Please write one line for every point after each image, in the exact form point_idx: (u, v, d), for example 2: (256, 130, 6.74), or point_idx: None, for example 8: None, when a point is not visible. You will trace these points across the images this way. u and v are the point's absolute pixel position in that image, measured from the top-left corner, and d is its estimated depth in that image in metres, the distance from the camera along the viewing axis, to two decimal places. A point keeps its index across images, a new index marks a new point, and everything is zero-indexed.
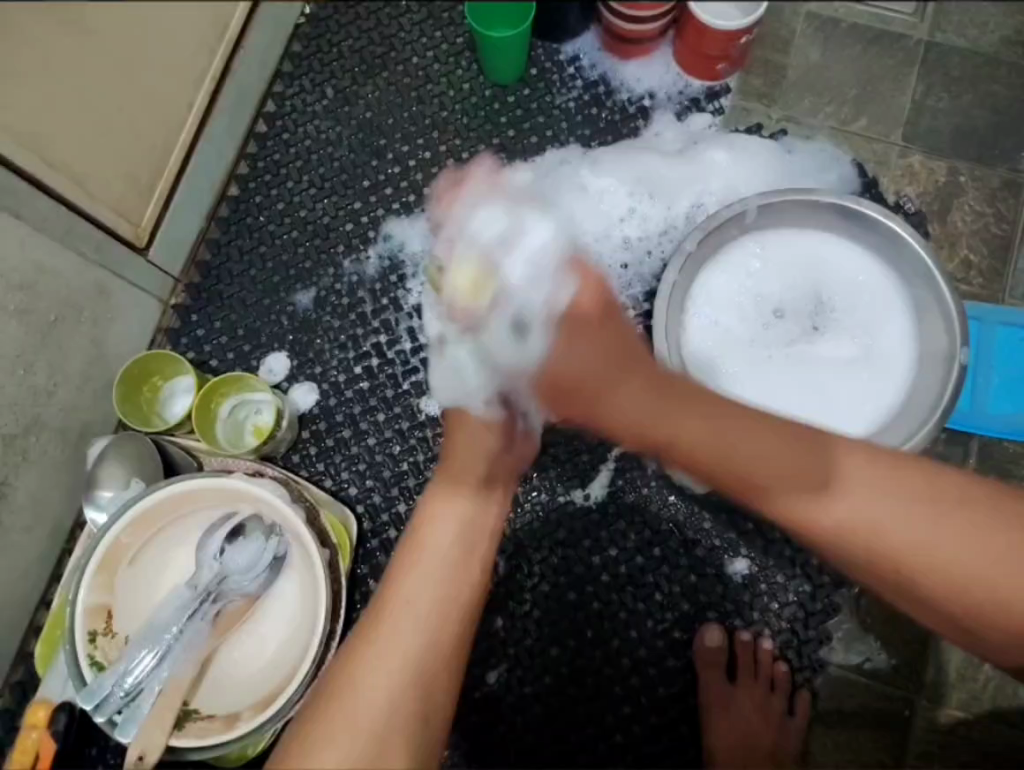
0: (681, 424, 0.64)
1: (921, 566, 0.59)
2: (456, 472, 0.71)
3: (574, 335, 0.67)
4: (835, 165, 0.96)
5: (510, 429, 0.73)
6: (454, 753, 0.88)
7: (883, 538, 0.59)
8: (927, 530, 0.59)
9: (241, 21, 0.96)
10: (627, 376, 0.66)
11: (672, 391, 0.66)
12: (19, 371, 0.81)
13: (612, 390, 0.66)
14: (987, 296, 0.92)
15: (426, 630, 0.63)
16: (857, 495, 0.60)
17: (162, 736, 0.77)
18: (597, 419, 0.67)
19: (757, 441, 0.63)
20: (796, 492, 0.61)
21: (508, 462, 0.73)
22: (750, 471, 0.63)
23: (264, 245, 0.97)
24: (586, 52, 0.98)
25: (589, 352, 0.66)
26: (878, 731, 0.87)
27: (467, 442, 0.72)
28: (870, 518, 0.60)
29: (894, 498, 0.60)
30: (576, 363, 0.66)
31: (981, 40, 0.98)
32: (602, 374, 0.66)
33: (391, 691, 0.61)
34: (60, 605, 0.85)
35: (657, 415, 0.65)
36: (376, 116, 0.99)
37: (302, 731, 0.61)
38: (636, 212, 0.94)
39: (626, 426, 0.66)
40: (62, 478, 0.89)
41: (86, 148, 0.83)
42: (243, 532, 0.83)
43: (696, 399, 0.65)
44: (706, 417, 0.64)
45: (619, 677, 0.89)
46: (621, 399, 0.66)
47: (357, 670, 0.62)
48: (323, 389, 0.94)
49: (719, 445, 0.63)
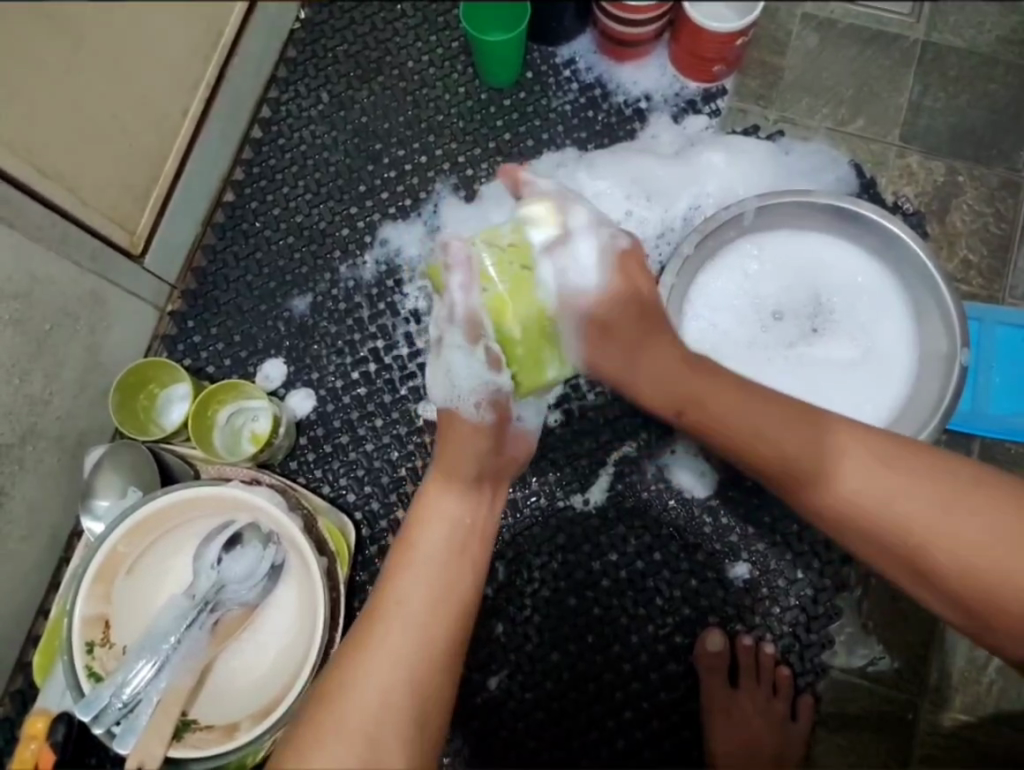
0: (703, 393, 0.68)
1: (918, 536, 0.60)
2: (450, 475, 0.69)
3: (611, 304, 0.69)
4: (832, 166, 0.95)
5: (502, 428, 0.70)
6: (455, 760, 0.88)
7: (876, 503, 0.61)
8: (926, 502, 0.60)
9: (234, 33, 0.96)
10: (653, 345, 0.70)
11: (696, 361, 0.70)
12: (15, 380, 0.80)
13: (644, 358, 0.70)
14: (987, 295, 0.92)
15: (425, 630, 0.63)
16: (849, 465, 0.62)
17: (160, 746, 0.76)
18: (626, 385, 0.72)
19: (765, 410, 0.66)
20: (794, 460, 0.64)
21: (505, 464, 0.72)
22: (751, 439, 0.66)
23: (261, 251, 0.97)
24: (582, 55, 0.98)
25: (623, 315, 0.70)
26: (882, 735, 0.87)
27: (456, 446, 0.69)
28: (861, 486, 0.61)
29: (887, 470, 0.61)
30: (613, 324, 0.69)
31: (978, 40, 0.97)
32: (634, 342, 0.70)
33: (391, 691, 0.60)
34: (58, 613, 0.84)
35: (692, 381, 0.69)
36: (372, 121, 0.99)
37: (300, 730, 0.61)
38: (634, 214, 0.93)
39: (659, 392, 0.70)
40: (59, 486, 0.88)
41: (81, 158, 0.83)
42: (241, 541, 0.83)
43: (707, 370, 0.69)
44: (719, 386, 0.68)
45: (620, 683, 0.89)
46: (651, 365, 0.70)
47: (350, 671, 0.61)
48: (320, 395, 0.93)
49: (725, 408, 0.67)
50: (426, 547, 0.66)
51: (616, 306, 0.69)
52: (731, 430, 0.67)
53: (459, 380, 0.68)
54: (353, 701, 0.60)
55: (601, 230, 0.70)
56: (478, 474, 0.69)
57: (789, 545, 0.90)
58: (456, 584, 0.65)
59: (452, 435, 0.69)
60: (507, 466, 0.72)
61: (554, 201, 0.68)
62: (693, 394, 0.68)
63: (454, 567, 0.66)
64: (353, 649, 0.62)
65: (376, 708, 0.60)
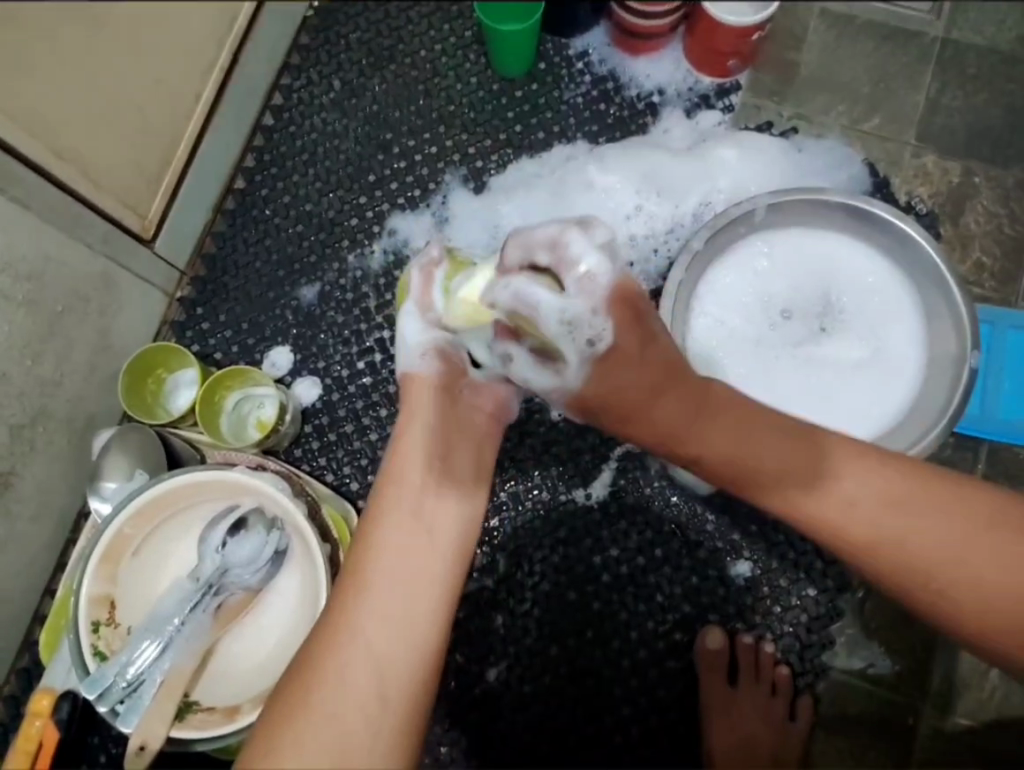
0: (713, 436, 0.61)
1: (930, 566, 0.60)
2: (411, 435, 0.68)
3: (605, 370, 0.59)
4: (846, 165, 0.94)
5: (456, 385, 0.70)
6: (453, 749, 0.88)
7: (888, 539, 0.60)
8: (947, 538, 0.60)
9: (248, 18, 0.96)
10: (663, 385, 0.60)
11: (706, 400, 0.61)
12: (27, 362, 0.81)
13: (654, 401, 0.60)
14: (1000, 298, 0.91)
15: (406, 631, 0.60)
16: (863, 498, 0.61)
17: (162, 725, 0.77)
18: (619, 427, 0.62)
19: (763, 431, 0.61)
20: (791, 492, 0.62)
21: (468, 427, 0.70)
22: (758, 474, 0.62)
23: (270, 238, 0.97)
24: (595, 47, 0.97)
25: (636, 363, 0.59)
26: (881, 738, 0.87)
27: (414, 411, 0.69)
28: (869, 517, 0.61)
29: (901, 502, 0.61)
30: (614, 385, 0.60)
31: (998, 38, 0.96)
32: (639, 397, 0.60)
33: (365, 696, 0.58)
34: (65, 593, 0.86)
35: (694, 426, 0.61)
36: (384, 109, 0.99)
37: (272, 725, 0.59)
38: (643, 209, 0.93)
39: (657, 435, 0.61)
40: (68, 468, 0.89)
41: (94, 141, 0.83)
42: (244, 526, 0.84)
43: (702, 398, 0.61)
44: (722, 422, 0.61)
45: (619, 678, 0.89)
46: (656, 414, 0.60)
47: (323, 672, 0.59)
48: (326, 384, 0.94)
49: (732, 441, 0.61)
50: (386, 533, 0.63)
51: (604, 384, 0.60)
52: (738, 468, 0.62)
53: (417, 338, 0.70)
54: (336, 693, 0.58)
55: (573, 320, 0.58)
56: (435, 450, 0.68)
57: (791, 545, 0.90)
58: (419, 571, 0.63)
59: (408, 396, 0.70)
60: (477, 431, 0.70)
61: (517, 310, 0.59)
62: (697, 439, 0.61)
63: (412, 553, 0.63)
64: (332, 632, 0.60)
65: (356, 701, 0.58)
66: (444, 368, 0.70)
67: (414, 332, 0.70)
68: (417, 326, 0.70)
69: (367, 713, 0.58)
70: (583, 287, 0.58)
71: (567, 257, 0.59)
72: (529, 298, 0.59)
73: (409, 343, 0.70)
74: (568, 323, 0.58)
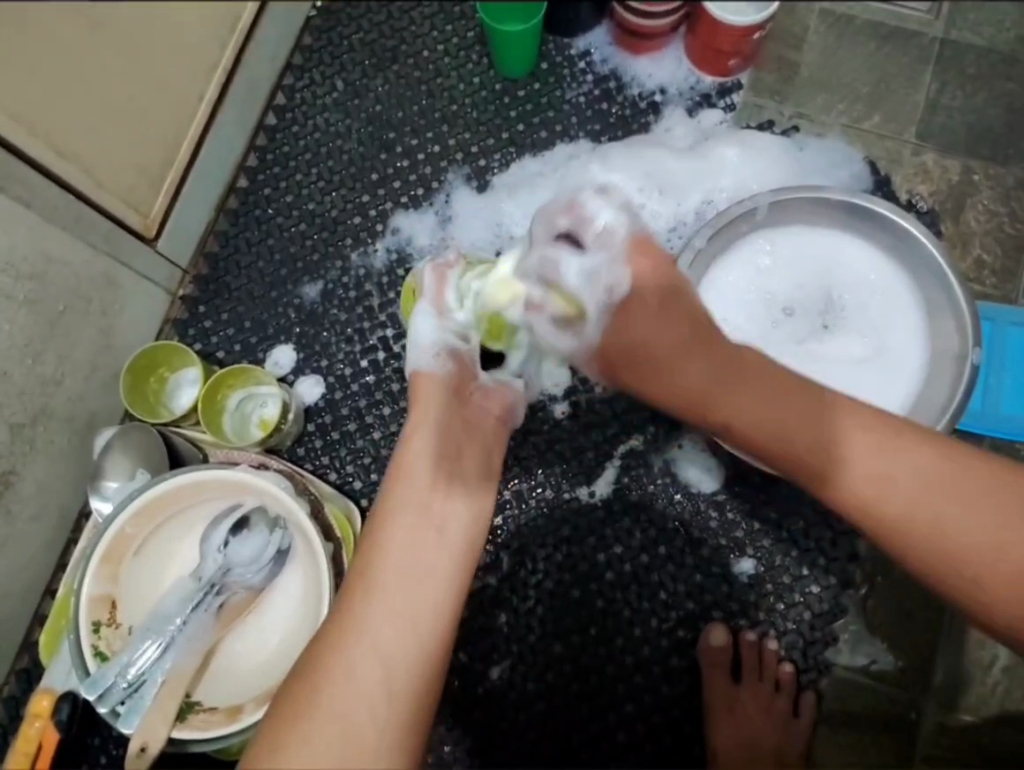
0: (735, 398, 0.65)
1: (963, 545, 0.59)
2: (422, 432, 0.70)
3: (627, 323, 0.69)
4: (847, 164, 0.95)
5: (465, 387, 0.74)
6: (456, 749, 0.88)
7: (920, 516, 0.60)
8: (965, 514, 0.59)
9: (251, 18, 0.96)
10: (693, 350, 0.67)
11: (731, 357, 0.67)
12: (28, 360, 0.81)
13: (681, 362, 0.67)
14: (1000, 296, 0.92)
15: (412, 629, 0.62)
16: (897, 475, 0.61)
17: (164, 727, 0.76)
18: (647, 389, 0.69)
19: (792, 403, 0.64)
20: (822, 461, 0.63)
21: (476, 428, 0.74)
22: (791, 440, 0.63)
23: (272, 238, 0.97)
24: (597, 47, 0.98)
25: (674, 322, 0.68)
26: (885, 735, 0.86)
27: (423, 410, 0.71)
28: (902, 493, 0.61)
29: (932, 479, 0.61)
30: (635, 334, 0.69)
31: (996, 39, 0.97)
32: (669, 355, 0.68)
33: (375, 695, 0.59)
34: (65, 594, 0.85)
35: (716, 383, 0.66)
36: (386, 109, 0.99)
37: (277, 729, 0.59)
38: (646, 207, 0.93)
39: (683, 396, 0.68)
40: (69, 467, 0.89)
41: (96, 139, 0.83)
42: (247, 526, 0.83)
43: (736, 365, 0.66)
44: (754, 386, 0.65)
45: (623, 676, 0.89)
46: (681, 375, 0.67)
47: (330, 674, 0.60)
48: (329, 382, 0.94)
49: (767, 404, 0.64)
50: (393, 534, 0.65)
51: (624, 338, 0.69)
52: (768, 433, 0.64)
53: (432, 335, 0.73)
54: (341, 693, 0.59)
55: (593, 271, 0.69)
56: (447, 449, 0.70)
57: (795, 542, 0.90)
58: (430, 569, 0.64)
59: (419, 392, 0.72)
60: (484, 432, 0.74)
61: (546, 278, 0.71)
62: (726, 400, 0.65)
63: (423, 550, 0.65)
64: (340, 632, 0.62)
65: (363, 700, 0.59)
66: (455, 368, 0.73)
67: (427, 331, 0.73)
68: (431, 326, 0.74)
69: (374, 713, 0.59)
70: (602, 243, 0.70)
71: (582, 216, 0.71)
72: (553, 261, 0.70)
73: (421, 342, 0.73)
74: (587, 276, 0.69)
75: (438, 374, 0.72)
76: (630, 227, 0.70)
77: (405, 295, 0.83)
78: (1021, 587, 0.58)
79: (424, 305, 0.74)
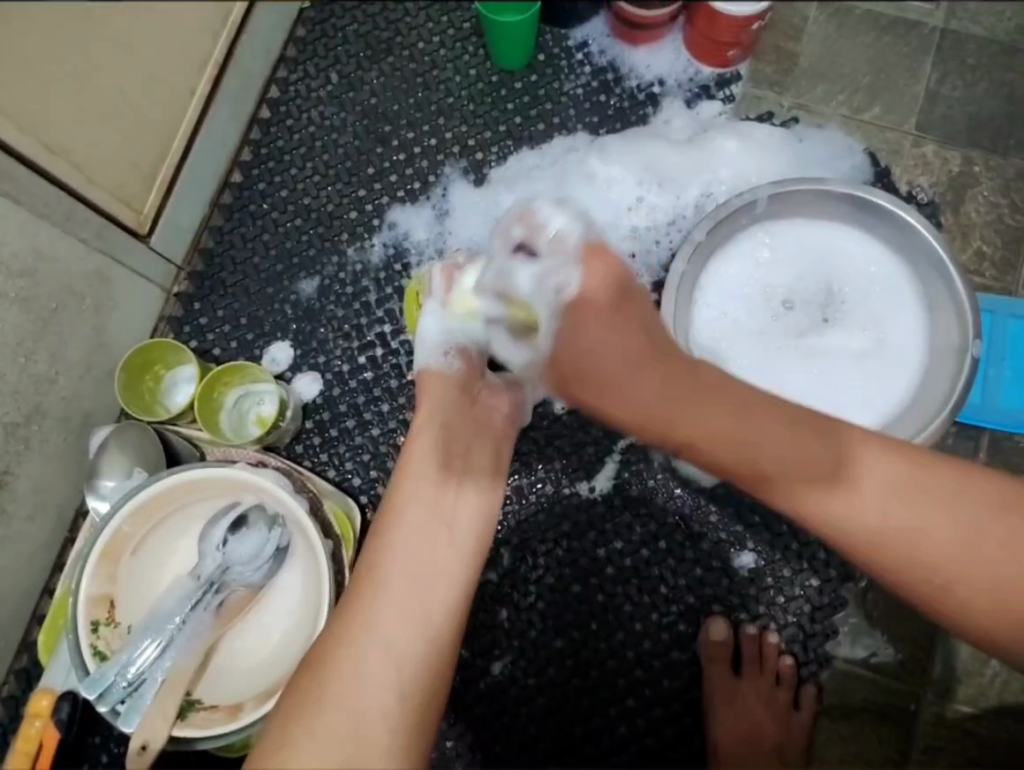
0: (697, 422, 0.62)
1: (935, 560, 0.59)
2: (428, 430, 0.71)
3: (578, 330, 0.66)
4: (847, 155, 0.94)
5: (474, 387, 0.76)
6: (458, 744, 0.88)
7: (893, 531, 0.60)
8: (951, 533, 0.59)
9: (242, 11, 0.95)
10: (645, 360, 0.64)
11: (694, 382, 0.63)
12: (20, 358, 0.80)
13: (634, 375, 0.64)
14: (1000, 288, 0.91)
15: (419, 622, 0.62)
16: (875, 493, 0.60)
17: (165, 724, 0.75)
18: (606, 408, 0.65)
19: (766, 427, 0.61)
20: (789, 478, 0.61)
21: (484, 427, 0.75)
22: (757, 460, 0.61)
23: (268, 233, 0.96)
24: (595, 38, 0.97)
25: (625, 333, 0.65)
26: (885, 727, 0.87)
27: (431, 407, 0.73)
28: (874, 509, 0.60)
29: (903, 493, 0.60)
30: (586, 342, 0.66)
31: (997, 28, 0.96)
32: (617, 371, 0.64)
33: (381, 691, 0.59)
34: (63, 593, 0.85)
35: (672, 406, 0.63)
36: (382, 102, 0.98)
37: (282, 726, 0.59)
38: (644, 201, 0.93)
39: (641, 416, 0.64)
40: (64, 466, 0.88)
41: (87, 134, 0.82)
42: (246, 523, 0.83)
43: (693, 378, 0.63)
44: (719, 403, 0.62)
45: (624, 670, 0.89)
46: (632, 392, 0.64)
47: (338, 669, 0.60)
48: (326, 379, 0.93)
49: (733, 421, 0.62)
50: (400, 530, 0.66)
51: (585, 345, 0.66)
52: (733, 455, 0.62)
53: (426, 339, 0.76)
54: (348, 690, 0.59)
55: (543, 274, 0.69)
56: (455, 447, 0.71)
57: (795, 535, 0.90)
58: (435, 565, 0.65)
59: (425, 390, 0.74)
60: (493, 430, 0.75)
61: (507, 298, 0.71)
62: (681, 422, 0.63)
63: (429, 548, 0.65)
64: (347, 631, 0.62)
65: (370, 698, 0.59)
66: (463, 367, 0.75)
67: (433, 331, 0.75)
68: (437, 324, 0.75)
69: (381, 713, 0.59)
70: (555, 248, 0.70)
71: (535, 224, 0.71)
72: (508, 275, 0.71)
73: (427, 340, 0.76)
74: (537, 282, 0.69)
75: (445, 371, 0.75)
76: (585, 234, 0.70)
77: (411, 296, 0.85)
78: (996, 600, 0.58)
79: (431, 303, 0.76)
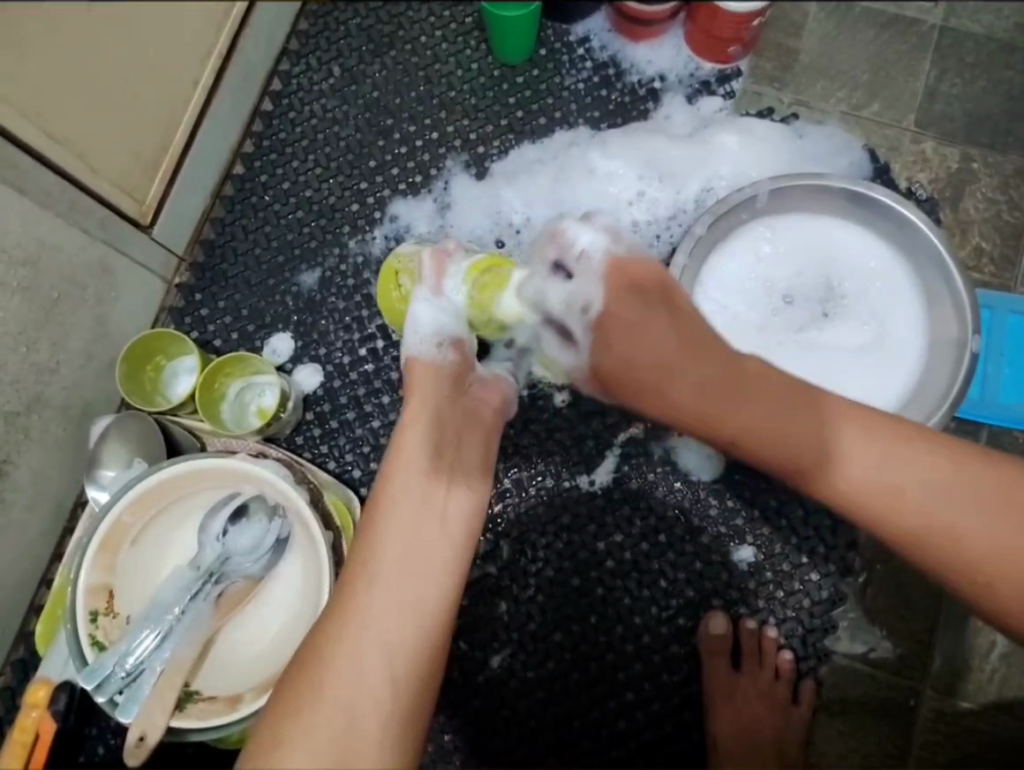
0: (743, 414, 0.62)
1: (976, 557, 0.59)
2: (418, 423, 0.70)
3: (610, 343, 0.66)
4: (847, 151, 0.95)
5: (465, 378, 0.75)
6: (455, 737, 0.88)
7: (933, 523, 0.60)
8: (988, 526, 0.59)
9: (245, 5, 0.95)
10: (684, 365, 0.64)
11: (736, 376, 0.63)
12: (21, 347, 0.80)
13: (670, 380, 0.64)
14: (998, 284, 0.92)
15: (414, 616, 0.62)
16: (911, 484, 0.60)
17: (162, 717, 0.75)
18: (649, 407, 0.66)
19: (804, 415, 0.62)
20: (824, 471, 0.62)
21: (475, 419, 0.74)
22: (797, 447, 0.62)
23: (269, 225, 0.97)
24: (596, 33, 0.97)
25: (662, 338, 0.64)
26: (884, 722, 0.87)
27: (418, 390, 0.72)
28: (913, 501, 0.60)
29: (942, 486, 0.60)
30: (621, 354, 0.65)
31: (996, 26, 0.97)
32: (653, 378, 0.64)
33: (377, 684, 0.60)
34: (61, 583, 0.84)
35: (716, 401, 0.63)
36: (383, 95, 0.99)
37: (275, 718, 0.59)
38: (645, 195, 0.93)
39: (689, 414, 0.64)
40: (64, 456, 0.88)
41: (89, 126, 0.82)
42: (246, 515, 0.82)
43: (735, 378, 0.63)
44: (760, 403, 0.62)
45: (623, 664, 0.89)
46: (675, 393, 0.64)
47: (331, 662, 0.60)
48: (327, 371, 0.93)
49: (774, 421, 0.62)
50: (396, 521, 0.65)
51: (630, 358, 0.65)
52: (773, 445, 0.62)
53: (421, 325, 0.75)
54: (344, 683, 0.59)
55: (570, 294, 0.68)
56: (450, 435, 0.71)
57: (794, 528, 0.90)
58: (430, 559, 0.65)
59: (414, 379, 0.73)
60: (483, 422, 0.74)
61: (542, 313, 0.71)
62: (729, 418, 0.63)
63: (425, 545, 0.65)
64: (341, 623, 0.62)
65: (366, 690, 0.59)
66: (454, 358, 0.74)
67: (424, 314, 0.75)
68: (428, 309, 0.76)
69: (375, 707, 0.59)
70: (581, 266, 0.68)
71: (566, 243, 0.69)
72: (542, 294, 0.71)
73: (419, 328, 0.75)
74: (566, 301, 0.68)
75: (436, 363, 0.73)
76: (610, 248, 0.68)
77: (387, 276, 0.86)
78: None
79: (423, 290, 0.77)
